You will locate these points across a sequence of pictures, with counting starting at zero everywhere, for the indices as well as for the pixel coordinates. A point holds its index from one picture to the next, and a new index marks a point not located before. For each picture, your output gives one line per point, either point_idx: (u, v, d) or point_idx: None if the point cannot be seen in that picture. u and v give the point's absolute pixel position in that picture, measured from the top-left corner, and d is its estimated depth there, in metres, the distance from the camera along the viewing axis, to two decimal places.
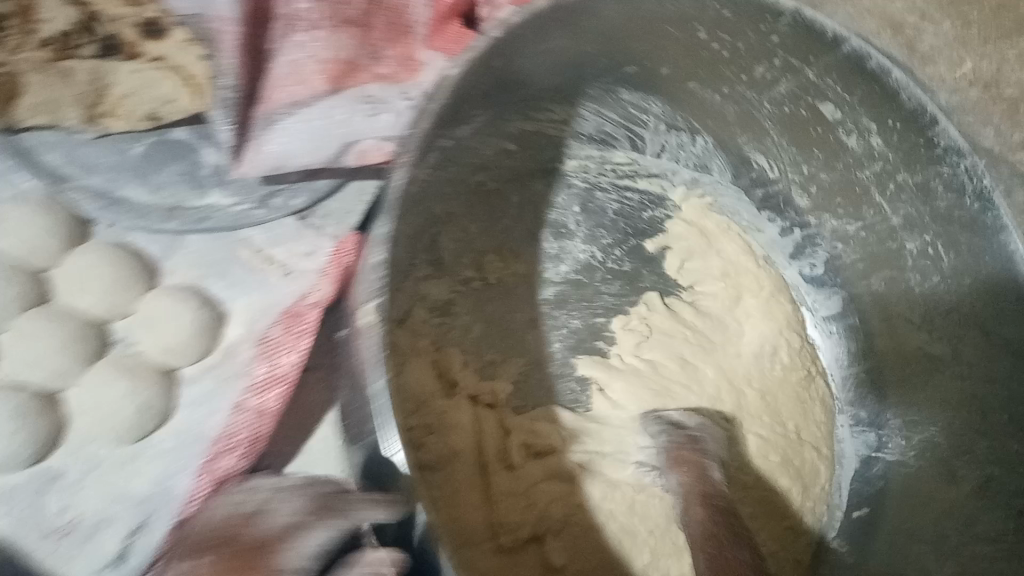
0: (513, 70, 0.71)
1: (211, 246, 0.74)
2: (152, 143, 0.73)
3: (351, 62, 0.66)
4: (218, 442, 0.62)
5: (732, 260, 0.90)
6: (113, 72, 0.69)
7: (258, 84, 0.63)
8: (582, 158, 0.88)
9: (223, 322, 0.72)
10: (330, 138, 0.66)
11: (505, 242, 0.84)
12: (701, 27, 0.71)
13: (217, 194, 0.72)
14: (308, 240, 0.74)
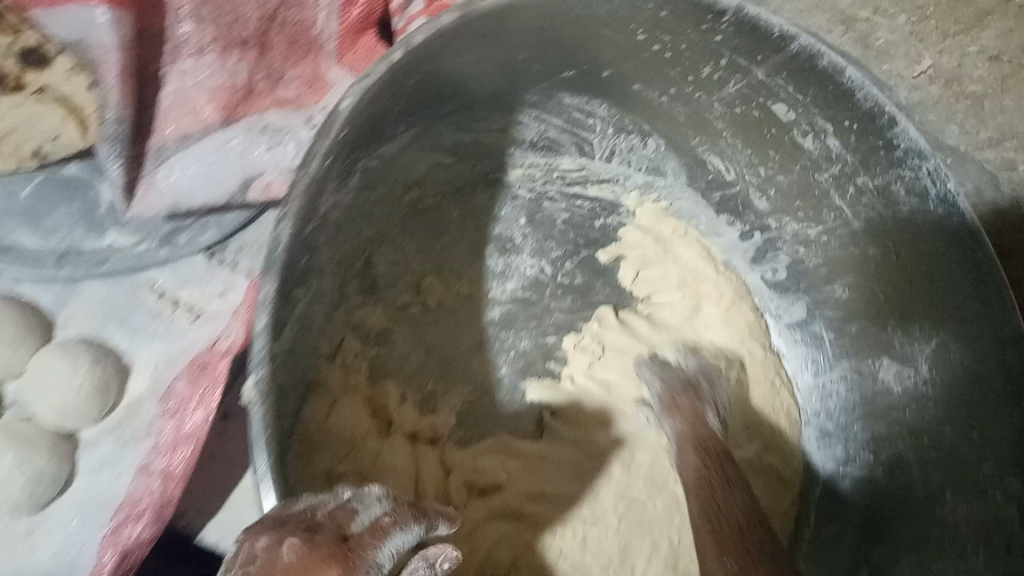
0: (432, 80, 0.65)
1: (112, 291, 0.68)
2: (42, 182, 0.68)
3: (249, 88, 0.65)
4: (124, 508, 0.62)
5: (689, 267, 0.85)
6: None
7: (145, 116, 0.62)
8: (527, 167, 0.83)
9: (127, 373, 0.66)
10: (227, 170, 0.65)
11: (445, 264, 0.80)
12: (639, 28, 0.66)
13: (115, 234, 0.67)
14: (219, 278, 0.69)
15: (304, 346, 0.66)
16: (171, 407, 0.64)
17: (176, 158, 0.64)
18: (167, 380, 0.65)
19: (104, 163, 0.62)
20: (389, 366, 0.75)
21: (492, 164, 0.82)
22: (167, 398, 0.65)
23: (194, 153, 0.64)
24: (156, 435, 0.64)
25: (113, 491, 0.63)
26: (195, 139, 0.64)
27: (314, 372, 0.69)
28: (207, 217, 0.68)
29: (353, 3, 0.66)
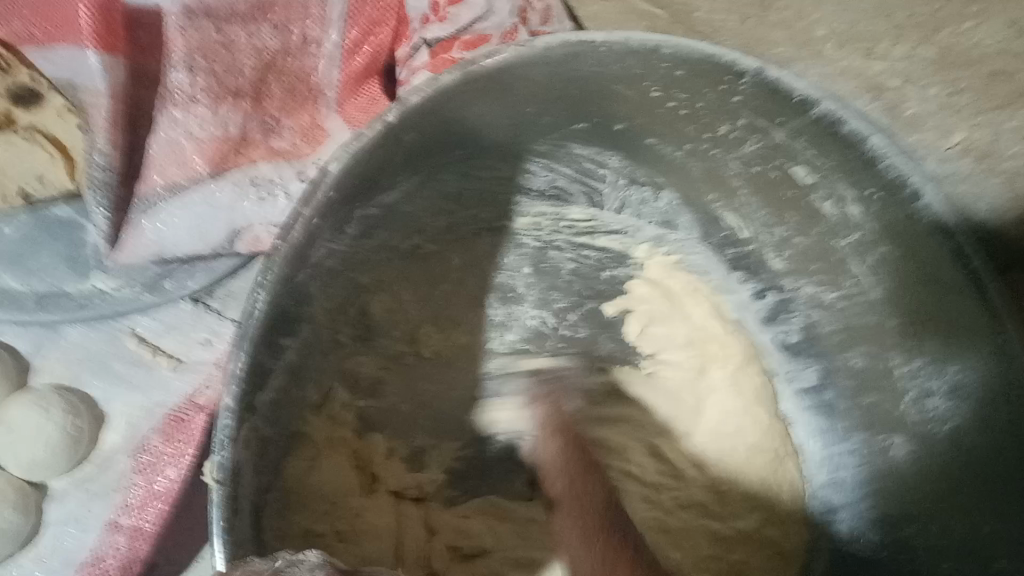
0: (442, 129, 0.62)
1: (91, 338, 0.74)
2: (30, 222, 0.74)
3: (241, 137, 0.67)
4: (89, 566, 0.68)
5: (699, 324, 0.83)
6: None
7: (135, 163, 0.66)
8: (534, 216, 0.79)
9: (105, 424, 0.72)
10: (205, 222, 0.68)
11: (440, 313, 0.77)
12: (652, 84, 0.63)
13: (98, 279, 0.72)
14: (206, 324, 0.75)
15: (291, 402, 0.64)
16: (145, 464, 0.70)
17: (161, 210, 0.67)
18: (143, 432, 0.72)
19: (92, 212, 0.65)
20: (382, 417, 0.74)
21: (496, 212, 0.78)
22: (138, 455, 0.71)
23: (179, 200, 0.67)
24: (129, 492, 0.70)
25: (81, 548, 0.70)
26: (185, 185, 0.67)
27: (298, 423, 0.65)
28: (192, 270, 0.72)
29: (355, 54, 0.67)
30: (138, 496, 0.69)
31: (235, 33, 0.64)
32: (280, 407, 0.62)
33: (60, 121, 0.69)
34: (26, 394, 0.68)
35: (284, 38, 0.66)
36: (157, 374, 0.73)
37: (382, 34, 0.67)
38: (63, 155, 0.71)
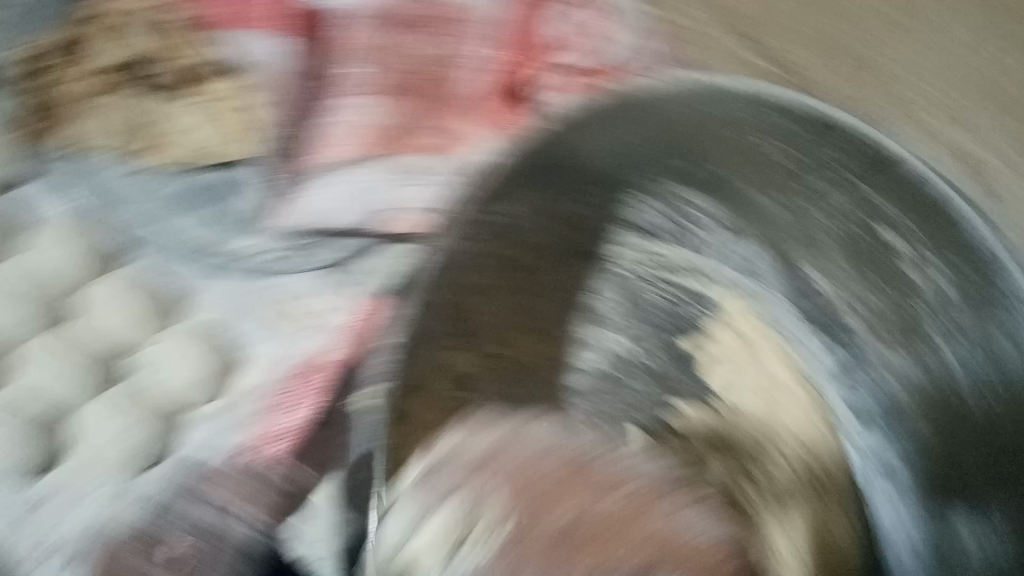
0: (571, 153, 0.72)
1: (238, 287, 0.85)
2: (184, 184, 0.86)
3: (397, 125, 0.87)
4: (225, 481, 0.76)
5: (769, 371, 0.86)
6: (172, 110, 0.86)
7: (317, 143, 0.86)
8: (626, 245, 0.85)
9: (239, 368, 0.83)
10: (356, 198, 0.85)
11: (535, 320, 0.83)
12: (756, 134, 0.70)
13: (254, 238, 0.85)
14: (330, 296, 0.83)
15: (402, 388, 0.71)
16: (275, 403, 0.80)
17: (325, 182, 0.86)
18: (274, 380, 0.81)
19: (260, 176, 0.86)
20: (465, 410, 0.79)
21: (589, 236, 0.83)
22: (272, 396, 0.81)
23: (341, 174, 0.85)
24: (261, 425, 0.79)
25: (212, 467, 0.77)
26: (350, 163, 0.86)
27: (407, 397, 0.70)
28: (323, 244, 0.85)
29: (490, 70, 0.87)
30: (272, 429, 0.79)
31: (409, 48, 0.87)
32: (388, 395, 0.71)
33: (227, 110, 0.87)
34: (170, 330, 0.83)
35: (438, 50, 0.87)
36: (291, 331, 0.83)
37: (519, 54, 0.87)
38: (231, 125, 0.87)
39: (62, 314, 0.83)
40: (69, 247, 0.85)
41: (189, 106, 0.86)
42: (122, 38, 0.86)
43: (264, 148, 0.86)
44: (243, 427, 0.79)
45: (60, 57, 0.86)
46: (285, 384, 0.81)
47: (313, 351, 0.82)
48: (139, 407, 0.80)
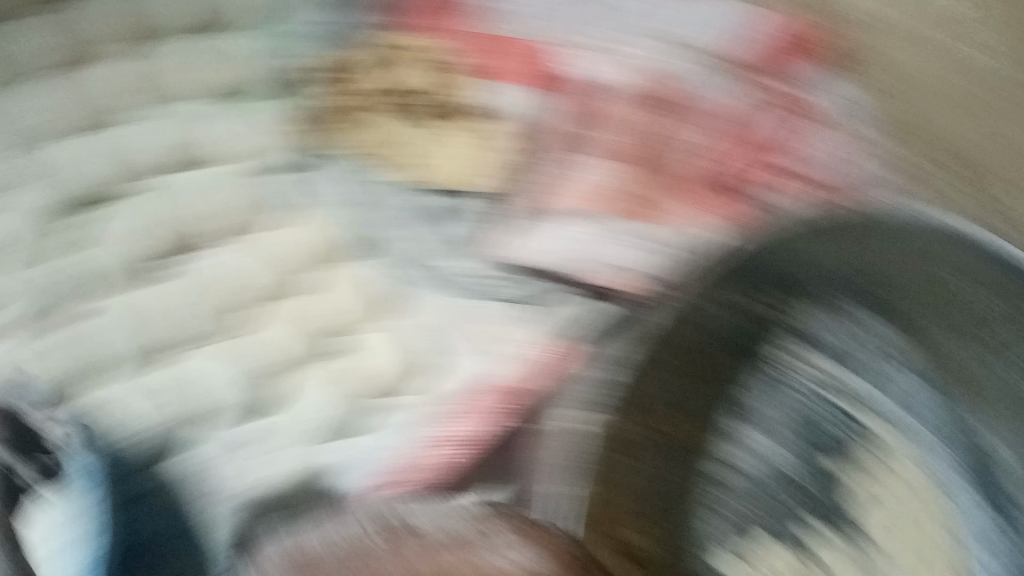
0: (777, 255, 0.73)
1: (451, 306, 0.74)
2: (420, 195, 0.74)
3: (642, 198, 0.73)
4: (397, 473, 0.74)
5: (931, 535, 0.68)
6: (403, 132, 0.73)
7: (542, 184, 0.73)
8: (787, 347, 0.74)
9: (426, 374, 0.74)
10: (580, 255, 0.74)
11: (678, 407, 0.75)
12: (960, 283, 0.70)
13: (462, 260, 0.74)
14: (524, 329, 0.74)
15: (591, 443, 0.76)
16: (458, 412, 0.74)
17: (544, 227, 0.74)
18: (455, 390, 0.74)
19: (494, 216, 0.74)
20: (617, 479, 0.77)
21: (752, 328, 0.74)
22: (440, 422, 0.74)
23: (566, 228, 0.73)
24: (438, 429, 0.74)
25: (387, 453, 0.73)
26: (577, 219, 0.73)
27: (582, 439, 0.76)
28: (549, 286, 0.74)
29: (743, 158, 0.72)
30: (450, 436, 0.75)
31: (667, 127, 0.72)
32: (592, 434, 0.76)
33: (493, 142, 0.73)
34: (407, 324, 0.73)
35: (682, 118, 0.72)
36: (481, 353, 0.74)
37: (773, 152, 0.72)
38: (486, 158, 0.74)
39: (289, 283, 0.72)
40: (323, 232, 0.73)
41: (449, 144, 0.74)
42: (394, 70, 0.73)
43: (505, 185, 0.73)
44: (409, 445, 0.74)
45: (347, 79, 0.72)
46: (467, 395, 0.74)
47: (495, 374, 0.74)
48: (314, 408, 0.72)
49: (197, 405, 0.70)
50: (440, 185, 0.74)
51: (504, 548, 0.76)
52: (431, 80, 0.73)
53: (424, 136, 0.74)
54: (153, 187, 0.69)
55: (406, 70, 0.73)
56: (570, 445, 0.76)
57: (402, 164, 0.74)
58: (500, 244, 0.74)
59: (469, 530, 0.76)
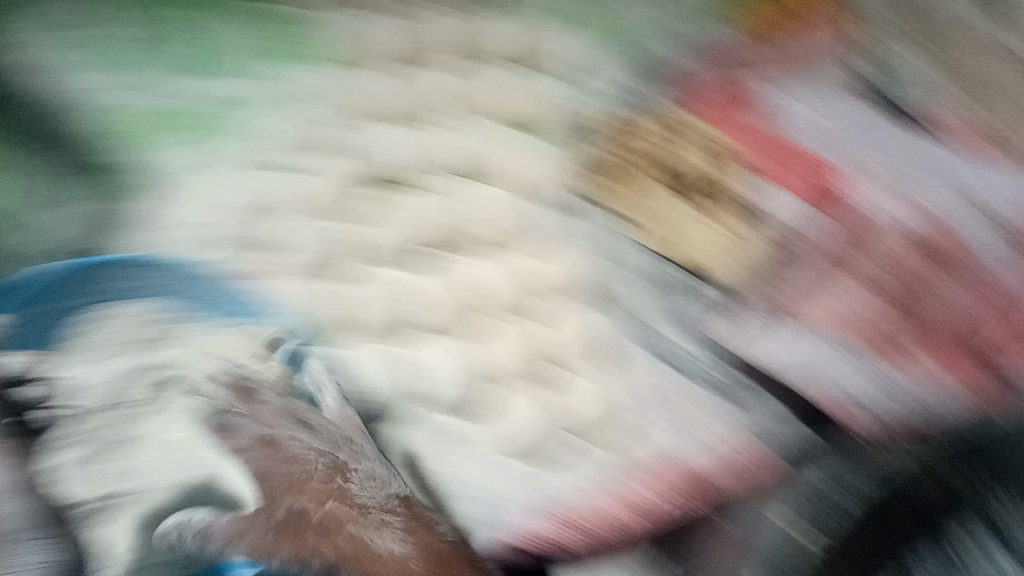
0: (999, 447, 0.74)
1: (667, 378, 0.76)
2: (666, 267, 0.75)
3: (890, 337, 0.74)
4: (577, 517, 0.77)
5: None
6: (669, 206, 0.75)
7: (793, 294, 0.74)
8: (975, 541, 0.74)
9: (627, 433, 0.76)
10: (811, 372, 0.74)
11: (857, 558, 0.74)
12: None
13: (688, 339, 0.76)
14: (734, 421, 0.76)
15: (768, 554, 0.76)
16: (650, 480, 0.76)
17: (783, 334, 0.75)
18: (651, 456, 0.76)
19: (733, 305, 0.75)
20: None
21: (949, 512, 0.74)
22: (625, 480, 0.77)
23: (804, 341, 0.74)
24: (625, 489, 0.76)
25: (574, 496, 0.77)
26: (817, 337, 0.74)
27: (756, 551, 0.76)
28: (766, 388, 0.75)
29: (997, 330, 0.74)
30: (637, 501, 0.77)
31: (933, 278, 0.74)
32: (771, 546, 0.76)
33: (751, 239, 0.75)
34: (621, 376, 0.76)
35: (949, 275, 0.74)
36: (687, 430, 0.76)
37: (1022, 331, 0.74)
38: (741, 254, 0.75)
39: (525, 305, 0.76)
40: (568, 270, 0.76)
41: (708, 228, 0.75)
42: (676, 144, 0.75)
43: (752, 281, 0.75)
44: (593, 489, 0.77)
45: (630, 141, 0.75)
46: (662, 467, 0.76)
47: (695, 456, 0.76)
48: (522, 423, 0.76)
49: (421, 389, 0.76)
50: (688, 264, 0.75)
51: (386, 539, 0.77)
52: (705, 164, 0.75)
53: (683, 214, 0.75)
54: (436, 184, 0.75)
55: (688, 150, 0.75)
56: (756, 548, 0.76)
57: (657, 233, 0.75)
58: (729, 336, 0.75)
59: (370, 504, 0.77)
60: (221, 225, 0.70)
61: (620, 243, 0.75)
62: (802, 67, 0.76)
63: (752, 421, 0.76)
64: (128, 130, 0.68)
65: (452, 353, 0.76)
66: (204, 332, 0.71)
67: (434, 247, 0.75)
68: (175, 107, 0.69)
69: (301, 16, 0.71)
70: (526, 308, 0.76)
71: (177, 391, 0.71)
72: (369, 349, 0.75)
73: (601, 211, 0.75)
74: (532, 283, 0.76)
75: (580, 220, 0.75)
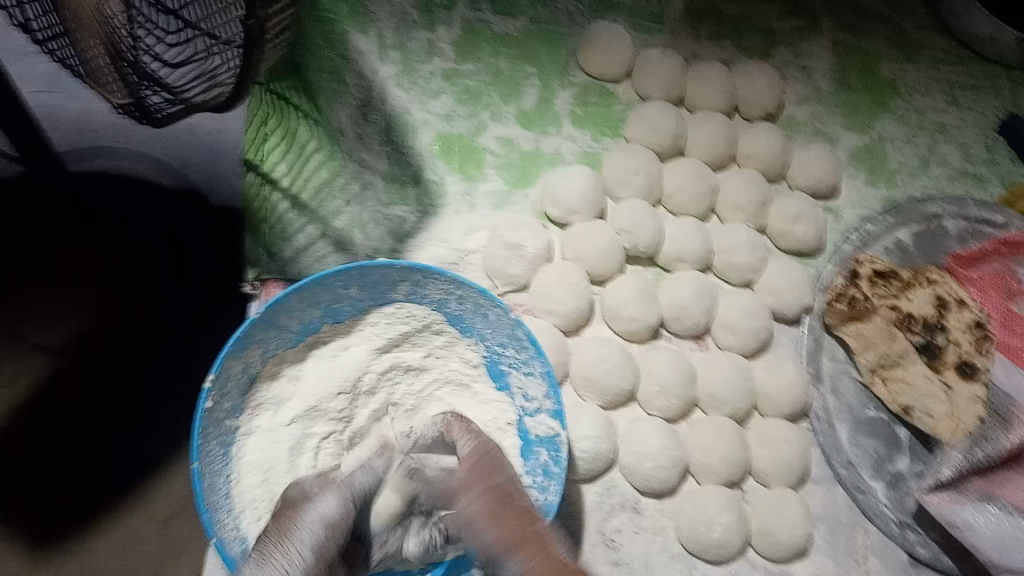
0: None
1: (848, 512, 0.82)
2: (882, 418, 0.85)
3: None
4: None
5: None
6: (904, 357, 0.83)
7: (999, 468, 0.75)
8: None
9: (801, 555, 0.79)
10: (1010, 557, 0.72)
11: None
12: None
13: (881, 487, 0.82)
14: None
15: None
16: None
17: (988, 508, 0.74)
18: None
19: (943, 463, 0.76)
20: None
21: None
22: None
23: (1010, 520, 0.73)
24: None
25: None
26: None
27: None
28: (936, 543, 0.81)
29: None
30: None
31: None
32: None
33: (969, 403, 0.78)
34: (811, 492, 0.82)
35: None
36: (852, 566, 0.79)
37: None
38: (954, 418, 0.78)
39: (746, 408, 0.83)
40: (789, 381, 0.84)
41: (932, 379, 0.81)
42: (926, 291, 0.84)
43: (966, 444, 0.75)
44: None
45: (881, 284, 0.86)
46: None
47: None
48: (694, 515, 0.76)
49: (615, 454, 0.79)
50: (898, 404, 0.82)
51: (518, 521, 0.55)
52: (951, 325, 0.81)
53: (912, 363, 0.82)
54: (695, 276, 0.86)
55: (936, 306, 0.83)
56: None
57: (881, 370, 0.84)
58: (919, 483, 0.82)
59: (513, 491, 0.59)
60: (487, 253, 0.84)
61: (849, 386, 0.87)
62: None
63: (913, 567, 0.80)
64: (439, 163, 0.88)
65: (661, 429, 0.79)
66: (476, 358, 0.73)
67: (649, 327, 0.83)
68: (498, 152, 0.90)
69: (618, 128, 0.94)
70: (745, 413, 0.83)
71: (442, 388, 0.74)
72: (583, 408, 0.79)
73: (844, 359, 0.88)
74: (756, 385, 0.84)
75: (817, 358, 0.88)
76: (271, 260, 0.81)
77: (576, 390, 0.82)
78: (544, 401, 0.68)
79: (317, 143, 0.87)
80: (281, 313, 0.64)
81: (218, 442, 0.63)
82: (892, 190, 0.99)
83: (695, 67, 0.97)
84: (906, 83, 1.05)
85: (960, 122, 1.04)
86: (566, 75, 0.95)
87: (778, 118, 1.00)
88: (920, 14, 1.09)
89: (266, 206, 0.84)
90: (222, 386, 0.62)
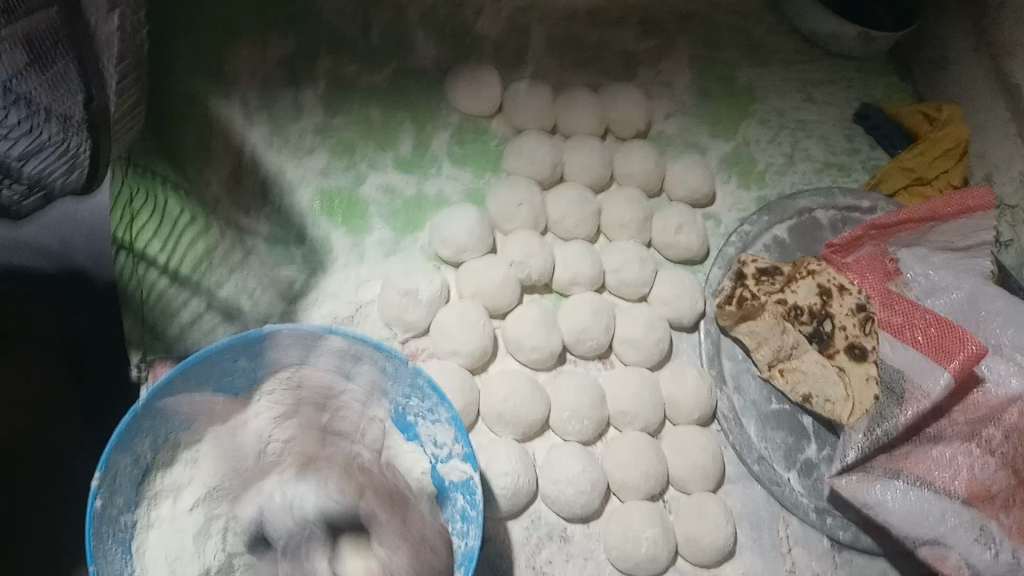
0: None
1: (764, 505, 0.85)
2: (786, 410, 0.88)
3: (993, 495, 0.75)
4: None
5: None
6: (802, 352, 0.87)
7: (898, 441, 0.78)
8: None
9: (729, 558, 0.81)
10: (921, 529, 0.75)
11: None
12: None
13: (795, 477, 0.85)
14: (822, 561, 0.83)
15: None
16: None
17: (895, 483, 0.78)
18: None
19: (848, 445, 0.79)
20: None
21: None
22: None
23: (914, 493, 0.77)
24: None
25: None
26: (929, 490, 0.76)
27: None
28: (855, 524, 0.84)
29: None
30: None
31: None
32: None
33: (864, 382, 0.82)
34: (728, 490, 0.85)
35: None
36: (778, 557, 0.82)
37: None
38: (852, 403, 0.81)
39: (658, 420, 0.85)
40: (693, 385, 0.86)
41: (825, 365, 0.85)
42: (810, 280, 0.88)
43: (865, 423, 0.79)
44: None
45: (767, 281, 0.88)
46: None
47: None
48: (618, 534, 0.77)
49: (536, 485, 0.79)
50: (796, 394, 0.86)
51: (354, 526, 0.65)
52: (835, 311, 0.86)
53: (806, 351, 0.86)
54: (591, 296, 0.88)
55: (819, 294, 0.87)
56: None
57: (779, 363, 0.87)
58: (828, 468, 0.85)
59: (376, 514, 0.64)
60: (381, 302, 0.83)
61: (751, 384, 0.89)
62: (932, 243, 0.88)
63: (835, 550, 0.84)
64: (323, 221, 0.89)
65: (579, 453, 0.80)
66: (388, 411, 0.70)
67: (553, 353, 0.84)
68: (378, 201, 0.90)
69: (498, 161, 0.95)
70: (657, 424, 0.85)
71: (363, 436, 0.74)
72: (499, 444, 0.79)
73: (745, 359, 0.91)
74: (664, 397, 0.86)
75: (717, 357, 0.90)
76: (156, 339, 0.79)
77: (490, 428, 0.81)
78: (455, 445, 0.66)
79: (190, 214, 0.83)
80: (167, 400, 0.62)
81: (115, 541, 0.61)
82: (765, 188, 1.04)
83: (564, 95, 0.99)
84: (764, 87, 1.11)
85: (820, 116, 1.11)
86: (439, 116, 0.95)
87: (650, 134, 1.04)
88: (769, 23, 1.16)
89: (144, 285, 0.79)
90: (110, 483, 0.60)
